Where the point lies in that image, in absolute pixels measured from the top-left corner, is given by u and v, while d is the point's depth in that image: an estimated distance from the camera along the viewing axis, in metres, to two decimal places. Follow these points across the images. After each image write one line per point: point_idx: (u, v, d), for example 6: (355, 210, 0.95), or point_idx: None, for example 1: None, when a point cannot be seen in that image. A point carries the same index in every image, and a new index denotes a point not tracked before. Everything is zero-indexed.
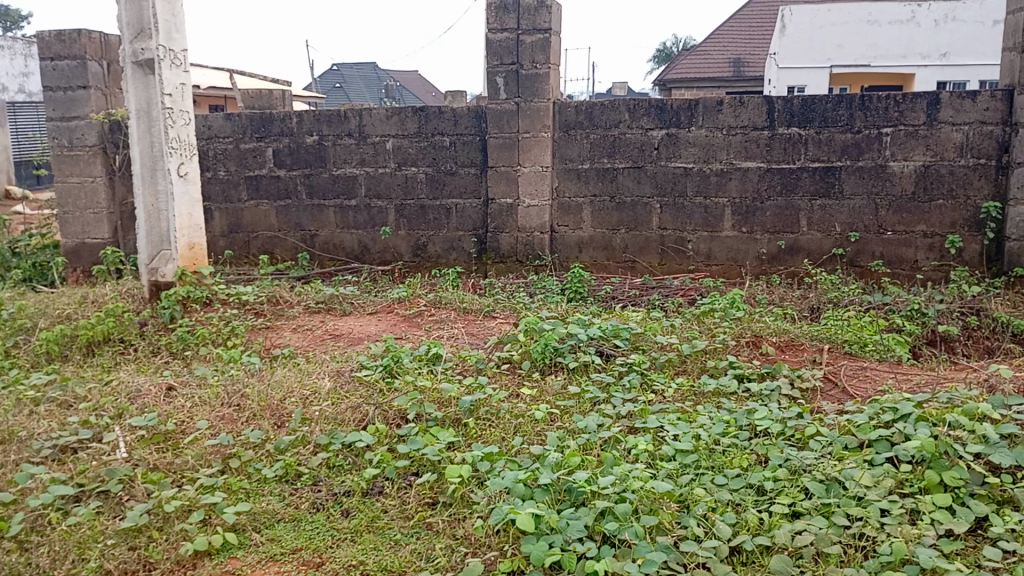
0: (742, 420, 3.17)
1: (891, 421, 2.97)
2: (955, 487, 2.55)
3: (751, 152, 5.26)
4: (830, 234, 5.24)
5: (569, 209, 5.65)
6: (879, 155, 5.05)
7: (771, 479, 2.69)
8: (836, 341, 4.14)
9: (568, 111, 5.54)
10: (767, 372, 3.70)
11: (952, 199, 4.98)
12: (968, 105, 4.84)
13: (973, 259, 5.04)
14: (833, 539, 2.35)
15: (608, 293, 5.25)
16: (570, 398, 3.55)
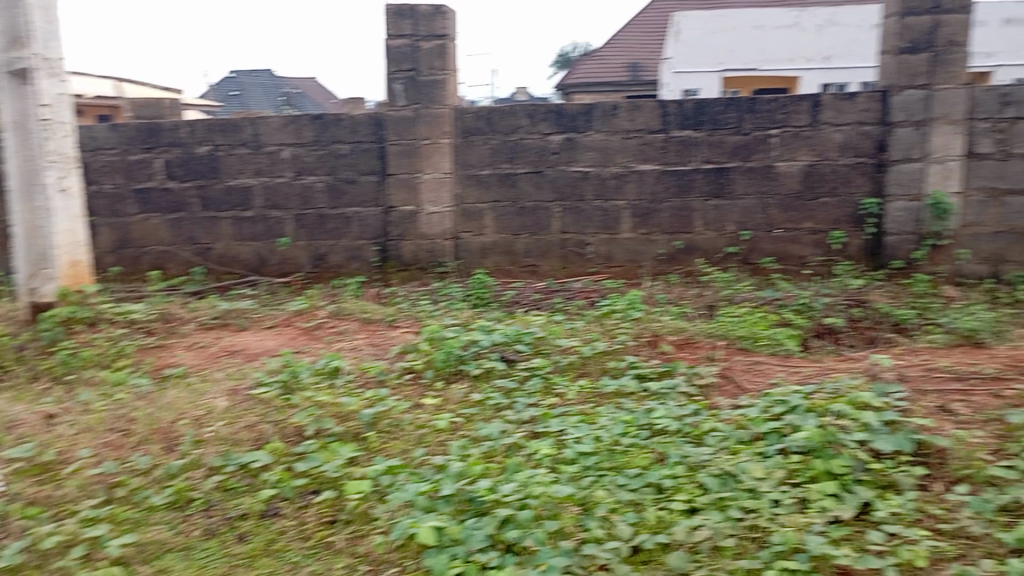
0: (641, 419, 3.22)
1: (782, 413, 3.08)
2: (841, 475, 2.66)
3: (647, 155, 5.37)
4: (723, 234, 5.39)
5: (470, 215, 5.64)
6: (766, 157, 5.23)
7: (669, 476, 2.74)
8: (731, 337, 4.27)
9: (467, 117, 5.52)
10: (666, 370, 3.79)
11: (835, 196, 5.20)
12: (847, 106, 5.07)
13: (857, 253, 5.27)
14: (728, 533, 2.41)
15: (511, 298, 5.26)
16: (473, 406, 3.53)
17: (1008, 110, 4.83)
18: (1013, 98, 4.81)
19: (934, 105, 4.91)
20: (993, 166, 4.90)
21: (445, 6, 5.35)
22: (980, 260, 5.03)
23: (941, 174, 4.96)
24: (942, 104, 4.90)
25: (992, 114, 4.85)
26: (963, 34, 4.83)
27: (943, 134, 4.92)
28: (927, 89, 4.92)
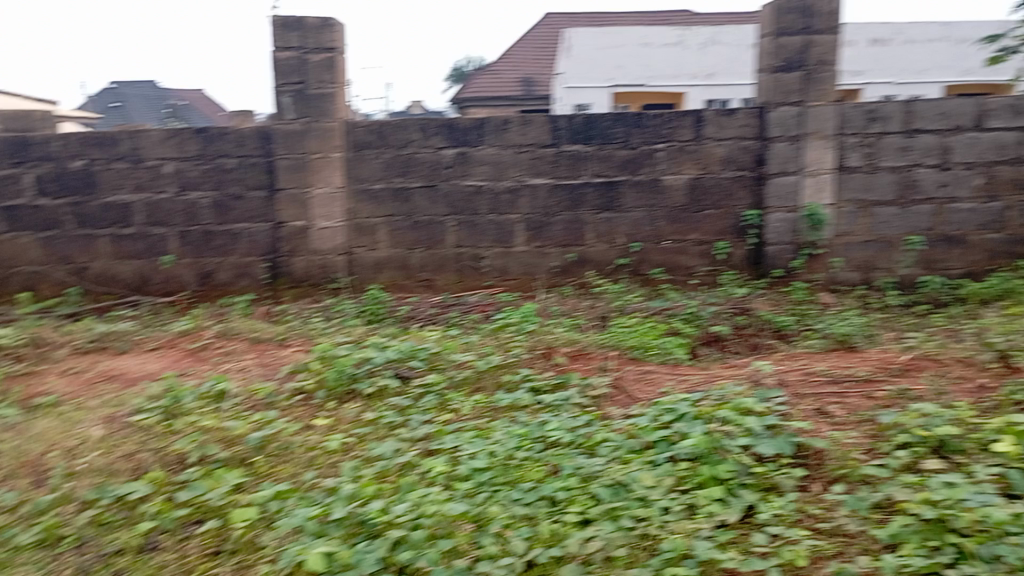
0: (535, 432, 3.23)
1: (671, 421, 3.15)
2: (727, 479, 2.74)
3: (539, 169, 5.43)
4: (614, 246, 5.50)
5: (363, 229, 5.56)
6: (653, 170, 5.37)
7: (562, 488, 2.76)
8: (622, 347, 4.35)
9: (358, 131, 5.45)
10: (559, 383, 3.82)
11: (718, 208, 5.39)
12: (727, 122, 5.26)
13: (740, 263, 5.47)
14: (620, 543, 2.44)
15: (406, 313, 5.21)
16: (366, 425, 3.46)
17: (874, 126, 5.12)
18: (878, 114, 5.09)
19: (807, 121, 5.15)
20: (861, 178, 5.18)
21: (333, 18, 5.28)
22: (852, 268, 5.30)
23: (815, 186, 5.20)
24: (814, 120, 5.14)
25: (860, 130, 5.13)
26: (832, 53, 5.07)
27: (816, 148, 5.17)
28: (800, 105, 5.15)
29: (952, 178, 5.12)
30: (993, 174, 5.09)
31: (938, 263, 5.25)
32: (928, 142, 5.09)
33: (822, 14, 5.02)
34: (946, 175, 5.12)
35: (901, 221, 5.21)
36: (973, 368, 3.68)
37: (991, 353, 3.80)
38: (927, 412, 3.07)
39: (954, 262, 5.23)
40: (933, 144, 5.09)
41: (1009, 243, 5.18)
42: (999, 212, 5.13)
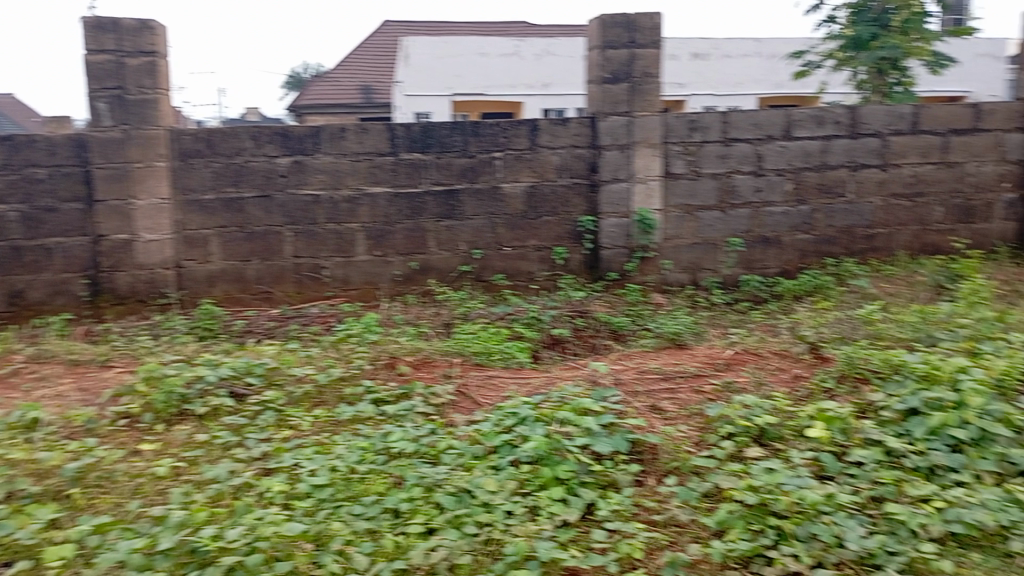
0: (378, 444, 3.18)
1: (513, 425, 3.19)
2: (567, 479, 2.81)
3: (378, 177, 5.36)
4: (456, 253, 5.51)
5: (193, 241, 5.29)
6: (492, 178, 5.43)
7: (406, 500, 2.72)
8: (466, 353, 4.36)
9: (185, 139, 5.19)
10: (403, 393, 3.78)
11: (555, 215, 5.52)
12: (561, 131, 5.40)
13: (578, 267, 5.63)
14: (464, 549, 2.44)
15: (242, 328, 5.00)
16: (197, 448, 3.28)
17: (695, 135, 5.42)
18: (698, 124, 5.39)
19: (635, 130, 5.37)
20: (686, 184, 5.46)
21: (153, 21, 5.00)
22: (681, 269, 5.58)
23: (644, 193, 5.44)
24: (641, 129, 5.37)
25: (683, 139, 5.41)
26: (655, 66, 5.32)
27: (644, 156, 5.40)
28: (628, 115, 5.37)
29: (766, 184, 5.50)
30: (801, 179, 5.51)
31: (757, 263, 5.61)
32: (743, 150, 5.44)
33: (645, 29, 5.28)
34: (761, 181, 5.49)
35: (723, 224, 5.53)
36: (788, 360, 3.96)
37: (804, 345, 4.10)
38: (748, 403, 3.27)
39: (770, 261, 5.61)
40: (748, 152, 5.45)
41: (818, 243, 5.61)
42: (808, 215, 5.56)
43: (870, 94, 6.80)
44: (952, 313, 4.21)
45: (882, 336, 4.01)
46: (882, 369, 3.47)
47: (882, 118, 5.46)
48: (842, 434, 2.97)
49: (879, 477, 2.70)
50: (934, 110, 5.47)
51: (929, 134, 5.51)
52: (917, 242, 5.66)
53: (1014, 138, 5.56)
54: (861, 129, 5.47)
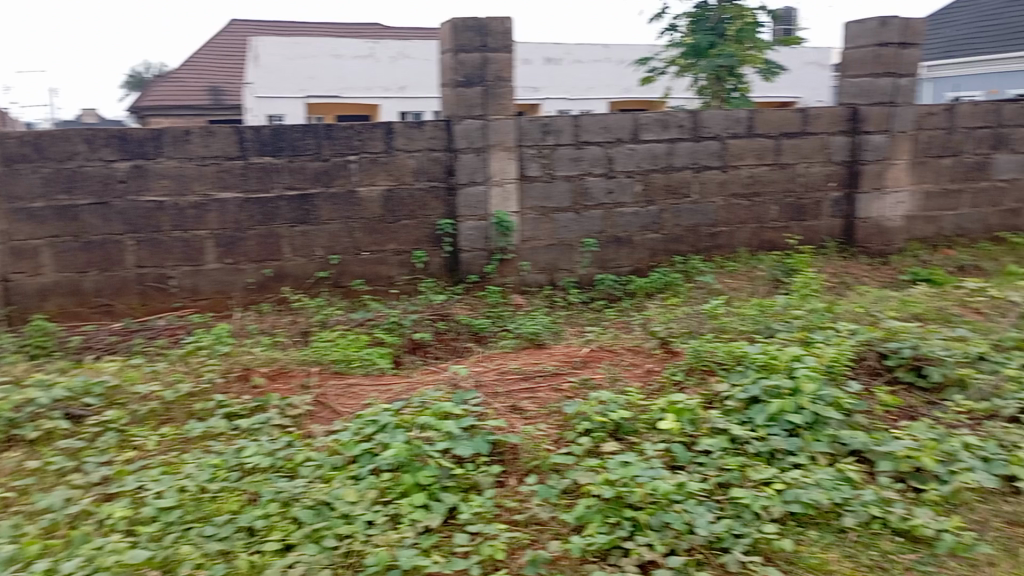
0: (231, 460, 3.04)
1: (372, 433, 3.13)
2: (428, 485, 2.79)
3: (227, 182, 5.15)
4: (312, 259, 5.37)
5: (22, 252, 4.90)
6: (347, 182, 5.33)
7: (261, 517, 2.62)
8: (324, 362, 4.25)
9: (10, 143, 4.80)
10: (257, 406, 3.64)
11: (413, 218, 5.47)
12: (416, 134, 5.36)
13: (438, 270, 5.60)
14: (323, 564, 2.38)
15: (80, 344, 4.67)
16: (28, 476, 3.03)
17: (548, 139, 5.52)
18: (551, 128, 5.49)
19: (490, 134, 5.41)
20: (541, 187, 5.56)
21: None
22: (539, 270, 5.67)
23: (501, 196, 5.49)
24: (496, 132, 5.42)
25: (536, 142, 5.50)
26: (507, 70, 5.38)
27: (499, 159, 5.45)
28: (483, 119, 5.40)
29: (617, 185, 5.68)
30: (649, 180, 5.73)
31: (610, 262, 5.78)
32: (595, 153, 5.59)
33: (496, 34, 5.32)
34: (612, 182, 5.66)
35: (577, 225, 5.67)
36: (641, 355, 4.11)
37: (655, 340, 4.27)
38: (604, 399, 3.36)
39: (623, 260, 5.80)
40: (599, 155, 5.61)
41: (666, 242, 5.85)
42: (656, 215, 5.78)
43: (710, 99, 7.17)
44: (788, 305, 4.49)
45: (726, 329, 4.22)
46: (726, 361, 3.66)
47: (722, 122, 5.76)
48: (691, 425, 3.11)
49: (725, 464, 2.84)
50: (767, 115, 5.80)
51: (763, 137, 5.84)
52: (756, 239, 6.00)
53: (837, 141, 5.96)
54: (703, 133, 5.74)
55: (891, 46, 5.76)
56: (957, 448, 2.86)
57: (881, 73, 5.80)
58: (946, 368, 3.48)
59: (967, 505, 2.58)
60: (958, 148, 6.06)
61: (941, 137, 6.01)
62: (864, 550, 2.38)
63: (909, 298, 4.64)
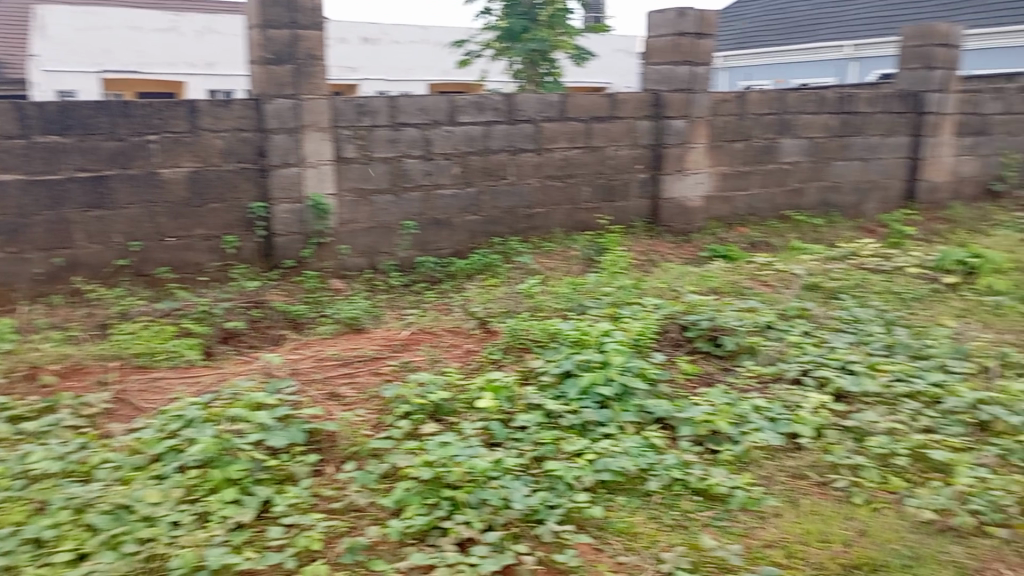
0: (15, 468, 2.76)
1: (178, 429, 2.96)
2: (239, 479, 2.67)
3: (7, 163, 4.67)
4: (109, 246, 4.98)
5: None
6: (147, 164, 4.98)
7: (50, 526, 2.41)
8: (123, 356, 3.96)
9: None
10: (47, 407, 3.33)
11: (223, 202, 5.20)
12: (224, 113, 5.09)
13: (252, 256, 5.35)
14: (122, 571, 2.23)
15: None
16: None
17: (364, 120, 5.41)
18: (367, 109, 5.39)
19: (302, 114, 5.23)
20: (358, 168, 5.45)
21: None
22: (358, 254, 5.56)
23: (316, 178, 5.32)
24: (309, 112, 5.24)
25: (351, 123, 5.37)
26: (319, 49, 5.23)
27: (313, 140, 5.28)
28: (294, 98, 5.20)
29: (435, 167, 5.67)
30: (467, 163, 5.76)
31: (430, 244, 5.77)
32: (411, 135, 5.54)
33: (306, 10, 5.15)
34: (430, 165, 5.65)
35: (395, 207, 5.61)
36: (460, 336, 4.14)
37: (474, 320, 4.31)
38: (422, 381, 3.36)
39: (443, 242, 5.80)
40: (416, 136, 5.56)
41: (485, 224, 5.91)
42: (475, 197, 5.83)
43: (525, 83, 7.32)
44: (598, 283, 4.67)
45: (541, 308, 4.34)
46: (540, 338, 3.77)
47: (535, 106, 5.88)
48: (508, 402, 3.18)
49: (540, 438, 2.92)
50: (577, 99, 5.99)
51: (574, 121, 6.03)
52: (570, 220, 6.18)
53: (643, 125, 6.25)
54: (518, 116, 5.84)
55: (688, 35, 6.10)
56: (748, 410, 3.10)
57: (680, 62, 6.14)
58: (738, 337, 3.76)
59: (756, 462, 2.80)
60: (749, 134, 6.51)
61: (733, 123, 6.44)
62: (667, 511, 2.52)
63: (708, 273, 4.96)
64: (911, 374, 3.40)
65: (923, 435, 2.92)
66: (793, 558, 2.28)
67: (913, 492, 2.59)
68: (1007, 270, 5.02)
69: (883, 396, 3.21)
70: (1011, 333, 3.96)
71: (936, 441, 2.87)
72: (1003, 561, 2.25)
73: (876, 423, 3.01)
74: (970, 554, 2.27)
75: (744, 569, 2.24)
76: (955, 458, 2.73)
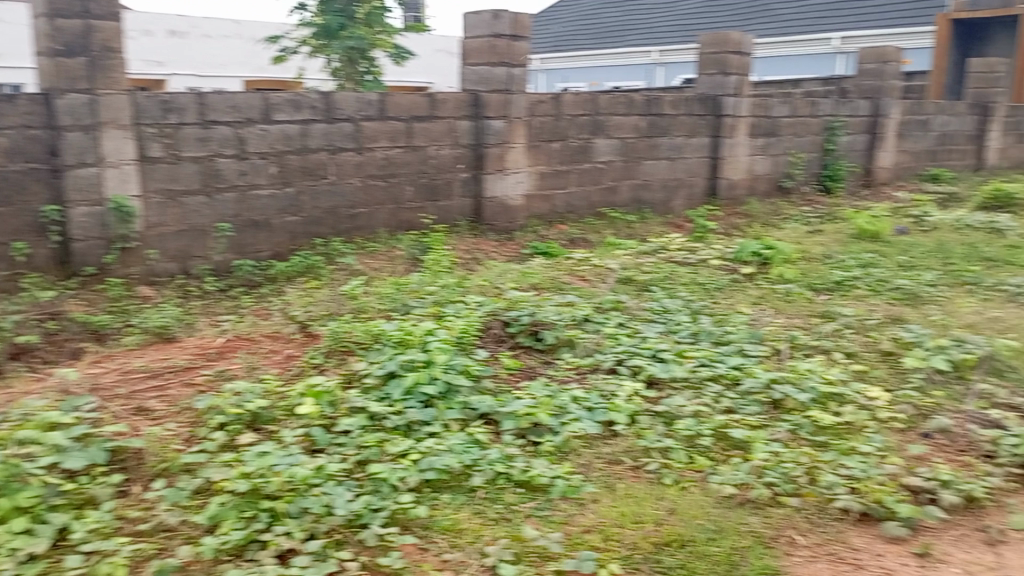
0: None
1: None
2: (31, 507, 2.44)
3: None
4: None
5: None
6: None
7: None
8: None
9: None
10: None
11: (9, 205, 4.72)
12: (7, 109, 4.63)
13: (45, 263, 4.90)
14: None
15: None
16: None
17: (170, 117, 5.10)
18: (173, 105, 5.08)
19: (99, 110, 4.83)
20: (165, 168, 5.12)
21: None
22: (168, 258, 5.23)
23: (118, 178, 4.95)
24: (107, 109, 4.86)
25: (156, 120, 5.05)
26: (116, 41, 4.87)
27: (113, 138, 4.90)
28: (89, 93, 4.81)
29: (250, 167, 5.44)
30: (284, 162, 5.57)
31: (248, 247, 5.53)
32: (223, 133, 5.29)
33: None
34: (244, 164, 5.41)
35: (208, 209, 5.33)
36: (280, 341, 4.00)
37: (294, 325, 4.18)
38: (239, 390, 3.21)
39: (261, 244, 5.58)
40: (228, 135, 5.32)
41: (305, 225, 5.73)
42: (293, 197, 5.65)
43: (344, 81, 7.19)
44: (422, 283, 4.66)
45: (365, 309, 4.27)
46: (363, 340, 3.72)
47: (353, 104, 5.79)
48: (330, 407, 3.11)
49: (364, 442, 2.87)
50: (396, 98, 5.95)
51: (394, 120, 5.98)
52: (394, 219, 6.12)
53: (463, 124, 6.29)
54: (336, 115, 5.72)
55: (504, 37, 6.22)
56: (567, 401, 3.20)
57: (497, 63, 6.24)
58: (558, 331, 3.88)
59: (575, 451, 2.89)
60: (564, 134, 6.73)
61: (550, 123, 6.63)
62: (491, 505, 2.55)
63: (529, 270, 5.08)
64: (714, 359, 3.64)
65: (724, 415, 3.13)
66: (609, 541, 2.38)
67: (716, 469, 2.77)
68: (796, 260, 5.49)
69: (689, 381, 3.42)
70: (799, 317, 4.33)
71: (736, 421, 3.09)
72: (794, 528, 2.45)
73: (684, 406, 3.19)
74: (766, 523, 2.46)
75: (564, 556, 2.31)
76: (753, 436, 2.95)
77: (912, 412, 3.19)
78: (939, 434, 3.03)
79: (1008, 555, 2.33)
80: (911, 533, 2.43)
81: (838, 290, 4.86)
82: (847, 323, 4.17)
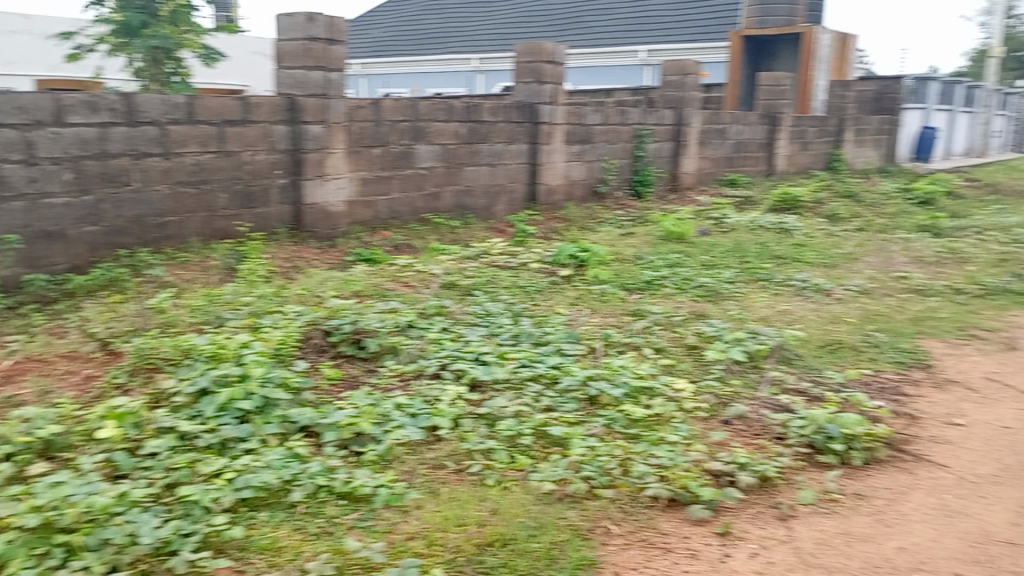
0: None
1: None
2: None
3: None
4: None
5: None
6: None
7: None
8: None
9: None
10: None
11: None
12: None
13: None
14: None
15: None
16: None
17: None
18: None
19: None
20: None
21: None
22: None
23: None
24: None
25: None
26: None
27: None
28: None
29: (41, 173, 4.98)
30: (81, 168, 5.16)
31: (41, 260, 5.05)
32: (8, 136, 4.82)
33: None
34: (34, 170, 4.95)
35: None
36: (77, 361, 3.70)
37: (94, 343, 3.88)
38: (28, 416, 2.93)
39: (57, 257, 5.12)
40: (14, 138, 4.85)
41: (108, 234, 5.33)
42: (93, 205, 5.24)
43: (148, 82, 6.78)
44: (236, 293, 4.46)
45: (174, 323, 4.03)
46: (172, 356, 3.52)
47: (158, 107, 5.46)
48: (135, 429, 2.91)
49: (173, 464, 2.71)
50: (205, 101, 5.68)
51: (204, 123, 5.70)
52: (207, 228, 5.83)
53: (279, 129, 6.09)
54: (138, 118, 5.38)
55: (319, 41, 6.08)
56: (390, 409, 3.17)
57: (313, 67, 6.09)
58: (381, 338, 3.83)
59: (398, 458, 2.87)
60: (385, 139, 6.68)
61: (370, 129, 6.56)
62: (312, 520, 2.48)
63: (351, 277, 4.99)
64: (534, 359, 3.73)
65: (544, 414, 3.21)
66: (433, 546, 2.37)
67: (536, 467, 2.83)
68: (609, 262, 5.73)
69: (511, 381, 3.48)
70: (613, 316, 4.52)
71: (555, 419, 3.17)
72: (609, 518, 2.55)
73: (505, 407, 3.25)
74: (583, 516, 2.54)
75: (387, 565, 2.28)
76: (570, 432, 3.04)
77: (713, 401, 3.42)
78: (737, 420, 3.26)
79: (798, 528, 2.53)
80: (713, 514, 2.60)
81: (648, 289, 5.12)
82: (656, 320, 4.40)
